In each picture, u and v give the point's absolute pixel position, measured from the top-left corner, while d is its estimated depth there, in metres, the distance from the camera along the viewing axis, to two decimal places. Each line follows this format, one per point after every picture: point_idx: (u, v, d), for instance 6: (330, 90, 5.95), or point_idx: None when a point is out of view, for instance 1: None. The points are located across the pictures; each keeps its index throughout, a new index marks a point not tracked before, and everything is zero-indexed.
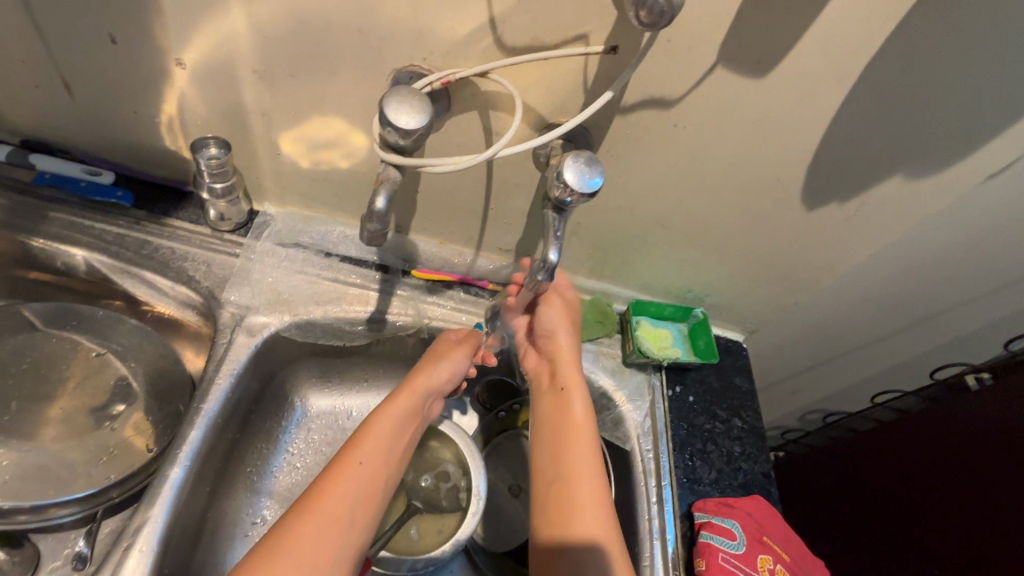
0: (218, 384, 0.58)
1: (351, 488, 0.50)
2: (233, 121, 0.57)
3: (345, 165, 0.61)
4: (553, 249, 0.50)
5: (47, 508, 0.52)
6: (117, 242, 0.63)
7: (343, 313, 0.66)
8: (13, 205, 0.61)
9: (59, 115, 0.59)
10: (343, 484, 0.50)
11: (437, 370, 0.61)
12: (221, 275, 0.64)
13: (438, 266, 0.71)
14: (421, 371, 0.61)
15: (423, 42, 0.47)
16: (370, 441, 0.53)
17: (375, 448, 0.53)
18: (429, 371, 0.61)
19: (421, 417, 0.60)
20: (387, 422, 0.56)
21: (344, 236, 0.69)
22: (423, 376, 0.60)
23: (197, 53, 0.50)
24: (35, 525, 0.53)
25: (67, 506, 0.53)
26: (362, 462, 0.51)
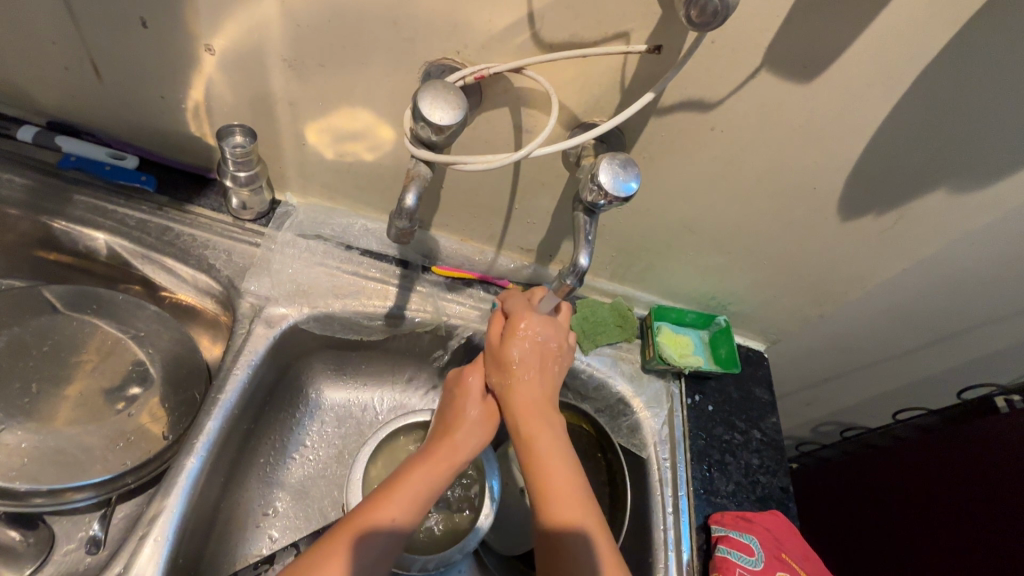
0: (235, 375, 0.58)
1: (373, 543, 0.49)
2: (260, 109, 0.56)
3: (371, 158, 0.60)
4: (584, 254, 0.49)
5: (63, 491, 0.52)
6: (138, 227, 0.62)
7: (362, 308, 0.66)
8: (36, 186, 0.61)
9: (86, 97, 0.58)
10: (368, 538, 0.49)
11: (478, 430, 0.58)
12: (242, 264, 0.64)
13: (459, 263, 0.70)
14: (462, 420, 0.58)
15: (458, 35, 0.46)
16: (405, 495, 0.52)
17: (406, 502, 0.52)
18: (469, 420, 0.58)
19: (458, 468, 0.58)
20: (423, 474, 0.54)
21: (365, 230, 0.68)
22: (464, 427, 0.57)
23: (227, 39, 0.50)
24: (49, 508, 0.53)
25: (82, 491, 0.53)
26: (395, 520, 0.51)
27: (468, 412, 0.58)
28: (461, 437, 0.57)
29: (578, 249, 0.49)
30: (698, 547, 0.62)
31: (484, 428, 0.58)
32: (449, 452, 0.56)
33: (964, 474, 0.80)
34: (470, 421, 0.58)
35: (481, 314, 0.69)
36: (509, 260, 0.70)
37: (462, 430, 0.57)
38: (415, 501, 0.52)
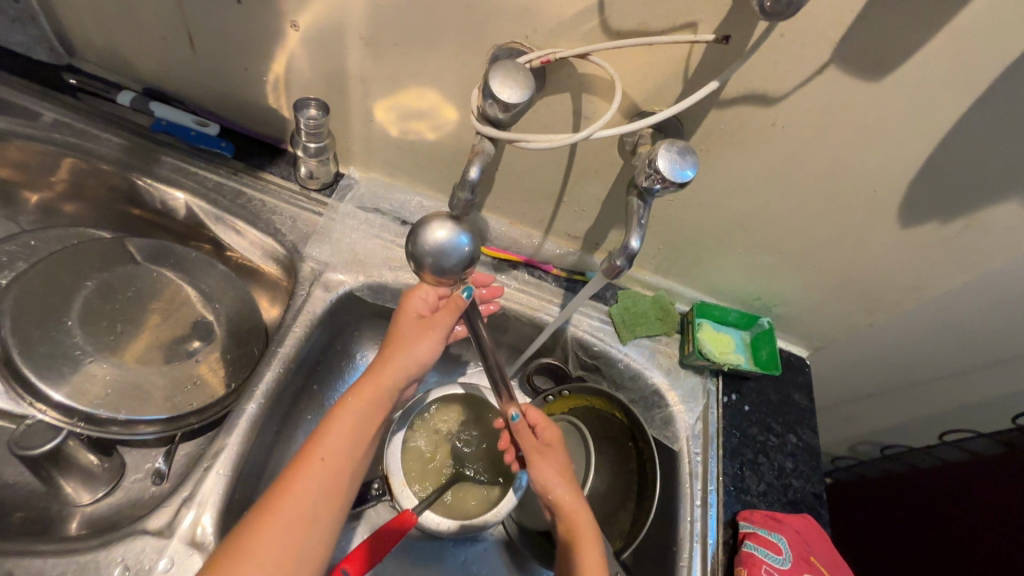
0: (293, 332, 0.62)
1: (342, 453, 0.49)
2: (335, 85, 0.60)
3: (432, 137, 0.62)
4: (445, 230, 0.53)
5: (134, 423, 0.57)
6: (215, 190, 0.66)
7: (413, 281, 0.68)
8: (131, 145, 0.65)
9: (179, 66, 0.63)
10: (327, 450, 0.48)
11: (406, 353, 0.54)
12: (305, 231, 0.67)
13: (506, 245, 0.72)
14: (397, 342, 0.55)
15: (529, 20, 0.48)
16: (357, 410, 0.51)
17: (351, 422, 0.50)
18: (415, 337, 0.55)
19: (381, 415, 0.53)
20: (351, 410, 0.51)
21: (420, 206, 0.71)
22: (412, 346, 0.55)
23: (312, 16, 0.53)
24: (122, 438, 0.57)
25: (151, 425, 0.58)
26: (325, 458, 0.48)
27: (401, 336, 0.55)
28: (414, 350, 0.55)
29: (433, 224, 0.53)
30: (724, 541, 0.63)
31: (422, 355, 0.55)
32: (388, 376, 0.53)
33: (1015, 505, 0.76)
34: (409, 345, 0.55)
35: (524, 297, 0.71)
36: (556, 245, 0.72)
37: (401, 355, 0.54)
38: (366, 420, 0.51)
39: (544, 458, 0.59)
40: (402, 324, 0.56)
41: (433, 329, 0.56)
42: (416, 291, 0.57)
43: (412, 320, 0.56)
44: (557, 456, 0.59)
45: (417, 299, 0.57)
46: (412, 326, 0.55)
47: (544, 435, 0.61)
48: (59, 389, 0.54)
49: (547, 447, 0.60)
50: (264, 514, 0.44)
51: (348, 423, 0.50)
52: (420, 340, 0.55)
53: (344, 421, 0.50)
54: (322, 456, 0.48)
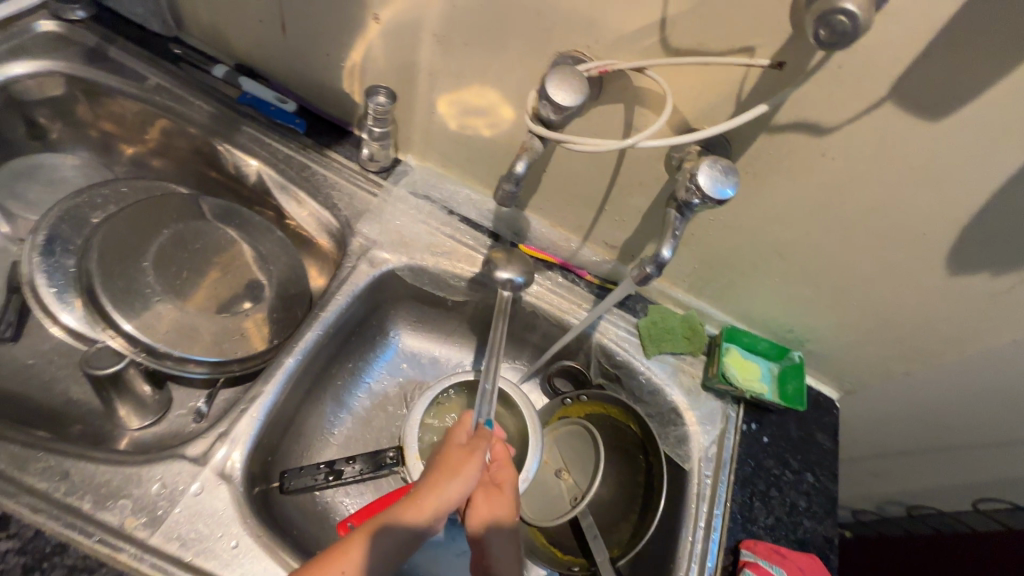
0: (336, 300, 0.66)
1: (369, 565, 0.47)
2: (404, 76, 0.64)
3: (488, 134, 0.66)
4: (509, 272, 0.68)
5: (184, 360, 0.63)
6: (284, 161, 0.72)
7: (451, 268, 0.72)
8: (217, 112, 0.71)
9: (269, 46, 0.69)
10: (351, 566, 0.46)
11: (453, 479, 0.53)
12: (359, 208, 0.71)
13: (545, 246, 0.75)
14: (444, 473, 0.53)
15: (592, 30, 0.50)
16: (393, 525, 0.49)
17: (383, 536, 0.49)
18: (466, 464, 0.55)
19: (424, 532, 0.51)
20: (387, 525, 0.49)
21: (468, 199, 0.74)
22: (455, 477, 0.53)
23: (393, 10, 0.58)
24: (171, 372, 0.63)
25: (198, 365, 0.63)
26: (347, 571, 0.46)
27: (449, 462, 0.54)
28: (448, 488, 0.52)
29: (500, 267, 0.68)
30: (723, 566, 0.62)
31: (461, 486, 0.53)
32: (431, 495, 0.52)
33: None
34: (460, 469, 0.54)
35: (554, 298, 0.73)
36: (593, 252, 0.74)
37: (451, 483, 0.53)
38: (400, 540, 0.49)
39: (490, 497, 0.58)
40: (450, 450, 0.56)
41: (473, 465, 0.55)
42: (460, 428, 0.59)
43: (454, 452, 0.56)
44: (504, 500, 0.59)
45: (459, 434, 0.58)
46: (462, 458, 0.55)
47: (500, 472, 0.60)
48: (131, 323, 0.61)
49: (495, 490, 0.59)
50: None
51: (379, 538, 0.49)
52: (464, 467, 0.54)
53: (377, 536, 0.49)
54: (348, 561, 0.47)
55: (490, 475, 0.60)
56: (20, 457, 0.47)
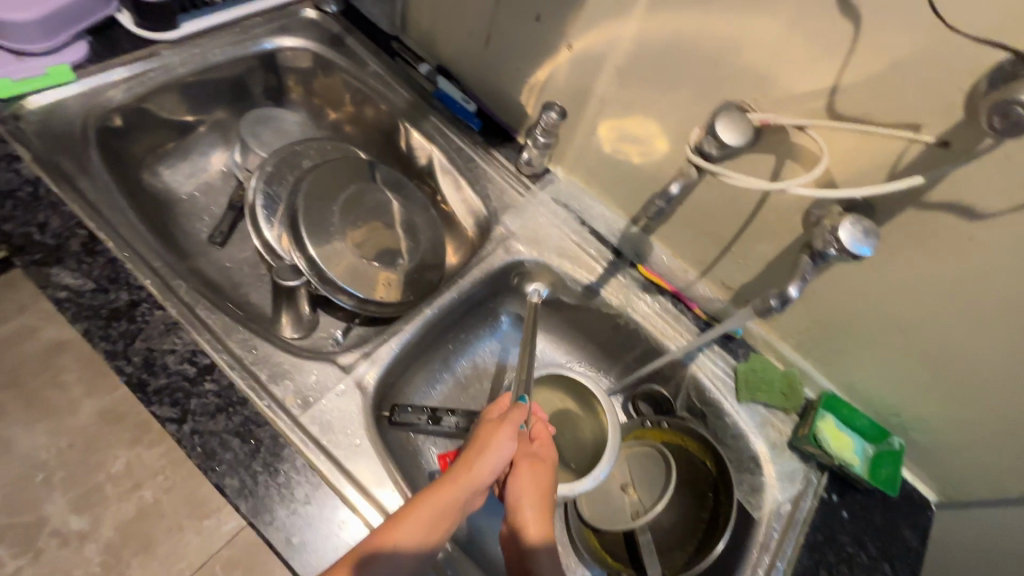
0: (473, 272, 0.76)
1: (422, 537, 0.50)
2: (577, 98, 0.73)
3: (638, 161, 0.73)
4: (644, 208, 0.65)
5: (335, 288, 0.75)
6: (455, 151, 0.84)
7: (571, 271, 0.79)
8: (414, 101, 0.86)
9: (470, 55, 0.82)
10: (402, 536, 0.49)
11: (494, 453, 0.56)
12: (507, 203, 0.81)
13: (662, 272, 0.80)
14: (478, 448, 0.57)
15: (763, 86, 0.56)
16: (439, 499, 0.52)
17: (431, 509, 0.51)
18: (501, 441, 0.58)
19: (467, 505, 0.54)
20: (431, 500, 0.52)
21: (601, 215, 0.82)
22: (491, 447, 0.56)
23: (586, 42, 0.67)
24: (324, 293, 0.75)
25: (345, 294, 0.75)
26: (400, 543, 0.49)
27: (489, 447, 0.56)
28: (486, 461, 0.55)
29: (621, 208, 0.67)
30: None
31: (500, 458, 0.56)
32: (473, 473, 0.55)
33: None
34: (494, 441, 0.57)
35: (659, 322, 0.78)
36: (707, 289, 0.78)
37: (484, 457, 0.56)
38: (445, 515, 0.52)
39: (532, 471, 0.61)
40: (489, 426, 0.59)
41: (512, 434, 0.58)
42: (497, 403, 0.64)
43: (491, 427, 0.59)
44: (542, 473, 0.62)
45: (496, 410, 0.63)
46: (492, 429, 0.58)
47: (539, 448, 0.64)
48: (314, 249, 0.74)
49: (534, 464, 0.61)
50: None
51: (427, 511, 0.51)
52: (500, 439, 0.57)
53: (424, 512, 0.51)
54: (403, 533, 0.50)
55: (531, 450, 0.63)
56: (227, 326, 0.60)
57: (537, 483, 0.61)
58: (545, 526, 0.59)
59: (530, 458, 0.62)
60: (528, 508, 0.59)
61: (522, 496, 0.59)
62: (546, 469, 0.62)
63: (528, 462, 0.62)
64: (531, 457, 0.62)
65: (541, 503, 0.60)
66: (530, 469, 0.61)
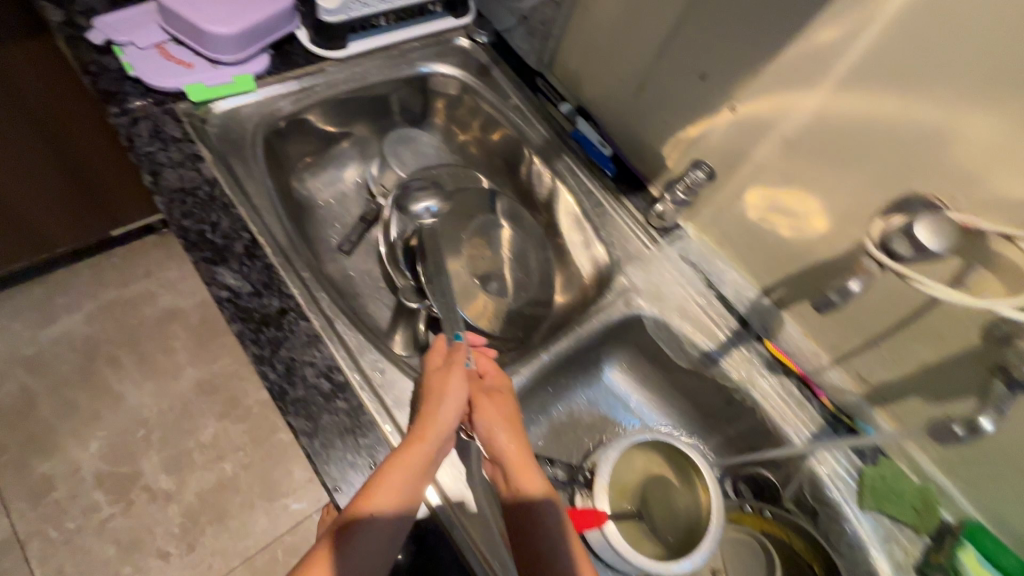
0: (591, 321, 0.75)
1: (393, 510, 0.49)
2: (729, 161, 0.70)
3: (786, 234, 0.69)
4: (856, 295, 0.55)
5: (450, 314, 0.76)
6: (585, 194, 0.83)
7: (690, 333, 0.76)
8: (551, 139, 0.86)
9: (615, 101, 0.82)
10: (366, 511, 0.48)
11: (443, 402, 0.55)
12: (631, 254, 0.79)
13: (790, 352, 0.74)
14: (431, 397, 0.56)
15: (966, 185, 0.51)
16: (400, 465, 0.50)
17: (398, 482, 0.50)
18: (448, 379, 0.57)
19: (433, 464, 0.53)
20: (396, 469, 0.50)
21: (729, 280, 0.78)
22: (440, 394, 0.56)
23: (753, 108, 0.64)
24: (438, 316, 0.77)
25: None
26: (373, 516, 0.48)
27: (427, 394, 0.56)
28: (434, 411, 0.54)
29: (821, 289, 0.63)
30: None
31: (450, 407, 0.55)
32: (421, 424, 0.53)
33: None
34: (444, 392, 0.56)
35: (779, 404, 0.73)
36: (839, 378, 0.72)
37: (440, 404, 0.55)
38: (409, 477, 0.50)
39: (502, 424, 0.57)
40: (433, 369, 0.59)
41: (462, 375, 0.57)
42: (436, 347, 0.61)
43: (423, 366, 0.59)
44: (519, 433, 0.57)
45: (433, 355, 0.60)
46: (441, 376, 0.57)
47: (494, 380, 0.61)
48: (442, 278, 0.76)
49: (500, 404, 0.59)
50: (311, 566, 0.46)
51: (394, 482, 0.49)
52: (447, 382, 0.56)
53: (393, 485, 0.49)
54: (373, 506, 0.48)
55: (488, 383, 0.61)
56: (360, 344, 0.61)
57: (522, 451, 0.56)
58: (539, 486, 0.54)
59: (475, 383, 0.61)
60: (524, 480, 0.54)
61: (506, 451, 0.56)
62: (510, 405, 0.59)
63: (489, 395, 0.59)
64: (485, 387, 0.60)
65: (530, 463, 0.55)
66: (513, 433, 0.57)
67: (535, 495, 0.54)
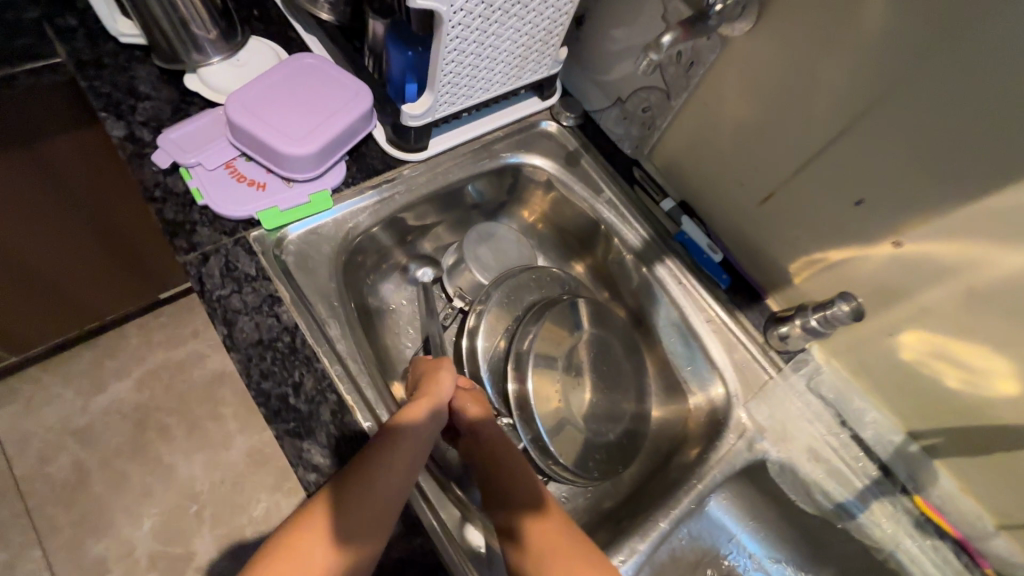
0: (711, 472, 0.66)
1: (404, 469, 0.49)
2: (881, 295, 0.60)
3: (954, 386, 0.58)
4: None
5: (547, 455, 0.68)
6: (693, 306, 0.74)
7: (823, 481, 0.66)
8: (653, 241, 0.76)
9: (731, 204, 0.71)
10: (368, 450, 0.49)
11: (443, 377, 0.58)
12: (750, 382, 0.70)
13: (946, 511, 0.64)
14: (429, 371, 0.59)
15: None
16: (419, 415, 0.53)
17: (413, 434, 0.52)
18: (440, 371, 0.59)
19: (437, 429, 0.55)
20: (410, 412, 0.53)
21: (869, 419, 0.67)
22: (440, 373, 0.59)
23: (927, 249, 0.54)
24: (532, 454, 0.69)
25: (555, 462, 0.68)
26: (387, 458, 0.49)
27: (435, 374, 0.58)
28: (438, 381, 0.58)
29: None
30: None
31: (445, 379, 0.58)
32: (427, 391, 0.57)
33: None
34: (440, 371, 0.59)
35: (934, 573, 0.63)
36: (1008, 548, 0.61)
37: (440, 375, 0.58)
38: (420, 426, 0.53)
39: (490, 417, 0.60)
40: (430, 364, 0.60)
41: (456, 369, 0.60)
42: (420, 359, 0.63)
43: (434, 363, 0.61)
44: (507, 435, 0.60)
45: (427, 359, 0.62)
46: (438, 366, 0.60)
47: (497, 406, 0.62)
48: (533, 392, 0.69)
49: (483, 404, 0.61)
50: (315, 535, 0.44)
51: (405, 432, 0.51)
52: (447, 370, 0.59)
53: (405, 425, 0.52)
54: (389, 459, 0.49)
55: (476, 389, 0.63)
56: None
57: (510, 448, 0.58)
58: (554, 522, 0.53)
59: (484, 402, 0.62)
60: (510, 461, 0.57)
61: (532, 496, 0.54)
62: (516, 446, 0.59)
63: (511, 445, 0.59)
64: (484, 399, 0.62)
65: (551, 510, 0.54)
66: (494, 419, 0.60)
67: (558, 541, 0.51)
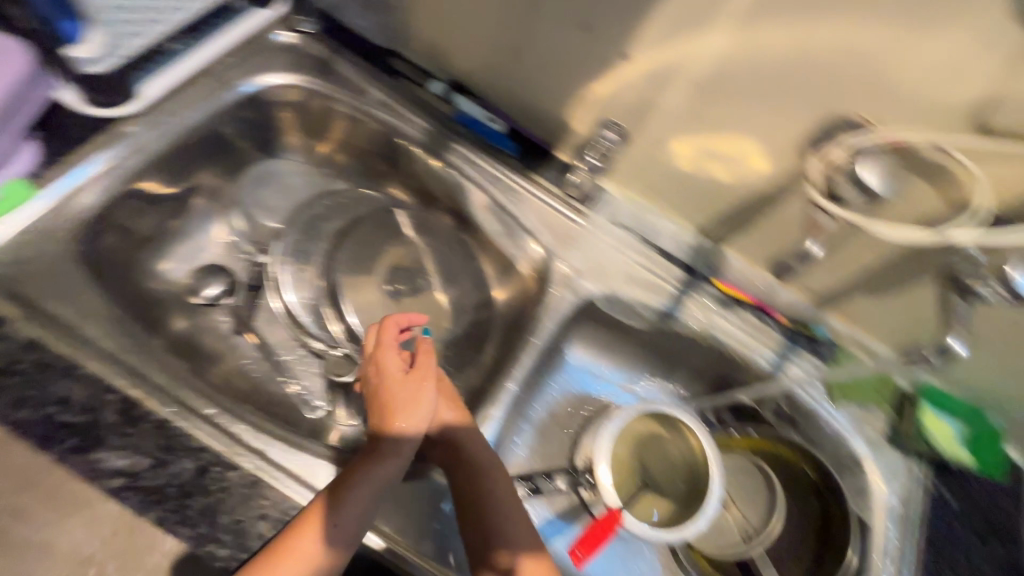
0: (545, 326, 0.70)
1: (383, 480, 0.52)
2: (637, 114, 0.63)
3: (715, 176, 0.65)
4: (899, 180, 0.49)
5: None
6: (491, 182, 0.73)
7: (642, 297, 0.73)
8: (435, 130, 0.74)
9: (492, 69, 0.70)
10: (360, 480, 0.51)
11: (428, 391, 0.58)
12: (562, 235, 0.73)
13: (740, 284, 0.74)
14: (401, 384, 0.58)
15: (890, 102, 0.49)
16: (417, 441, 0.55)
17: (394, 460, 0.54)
18: (424, 374, 0.59)
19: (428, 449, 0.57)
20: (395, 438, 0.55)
21: (668, 231, 0.74)
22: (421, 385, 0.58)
23: (652, 56, 0.56)
24: None
25: None
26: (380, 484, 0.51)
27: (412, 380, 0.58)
28: (410, 392, 0.57)
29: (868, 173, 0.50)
30: None
31: (422, 400, 0.57)
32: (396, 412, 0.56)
33: None
34: (417, 380, 0.58)
35: (743, 337, 0.73)
36: (789, 295, 0.74)
37: (419, 381, 0.58)
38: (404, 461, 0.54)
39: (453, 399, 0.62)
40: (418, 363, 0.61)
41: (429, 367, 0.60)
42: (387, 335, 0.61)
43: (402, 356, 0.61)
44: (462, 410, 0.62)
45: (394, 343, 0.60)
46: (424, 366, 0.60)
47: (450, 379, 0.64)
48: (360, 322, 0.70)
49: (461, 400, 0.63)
50: (303, 544, 0.47)
51: (393, 461, 0.53)
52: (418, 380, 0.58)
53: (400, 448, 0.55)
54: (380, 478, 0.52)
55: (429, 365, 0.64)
56: (307, 466, 0.53)
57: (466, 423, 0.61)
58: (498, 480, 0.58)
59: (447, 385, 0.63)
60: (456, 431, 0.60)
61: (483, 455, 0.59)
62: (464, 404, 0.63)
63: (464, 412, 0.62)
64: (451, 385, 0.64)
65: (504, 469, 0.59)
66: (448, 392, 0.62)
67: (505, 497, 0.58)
